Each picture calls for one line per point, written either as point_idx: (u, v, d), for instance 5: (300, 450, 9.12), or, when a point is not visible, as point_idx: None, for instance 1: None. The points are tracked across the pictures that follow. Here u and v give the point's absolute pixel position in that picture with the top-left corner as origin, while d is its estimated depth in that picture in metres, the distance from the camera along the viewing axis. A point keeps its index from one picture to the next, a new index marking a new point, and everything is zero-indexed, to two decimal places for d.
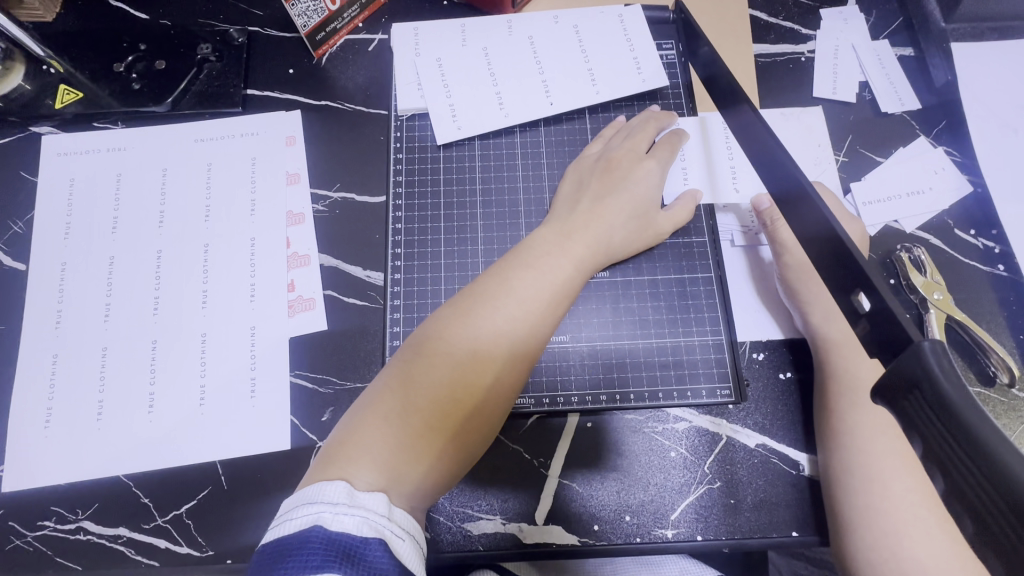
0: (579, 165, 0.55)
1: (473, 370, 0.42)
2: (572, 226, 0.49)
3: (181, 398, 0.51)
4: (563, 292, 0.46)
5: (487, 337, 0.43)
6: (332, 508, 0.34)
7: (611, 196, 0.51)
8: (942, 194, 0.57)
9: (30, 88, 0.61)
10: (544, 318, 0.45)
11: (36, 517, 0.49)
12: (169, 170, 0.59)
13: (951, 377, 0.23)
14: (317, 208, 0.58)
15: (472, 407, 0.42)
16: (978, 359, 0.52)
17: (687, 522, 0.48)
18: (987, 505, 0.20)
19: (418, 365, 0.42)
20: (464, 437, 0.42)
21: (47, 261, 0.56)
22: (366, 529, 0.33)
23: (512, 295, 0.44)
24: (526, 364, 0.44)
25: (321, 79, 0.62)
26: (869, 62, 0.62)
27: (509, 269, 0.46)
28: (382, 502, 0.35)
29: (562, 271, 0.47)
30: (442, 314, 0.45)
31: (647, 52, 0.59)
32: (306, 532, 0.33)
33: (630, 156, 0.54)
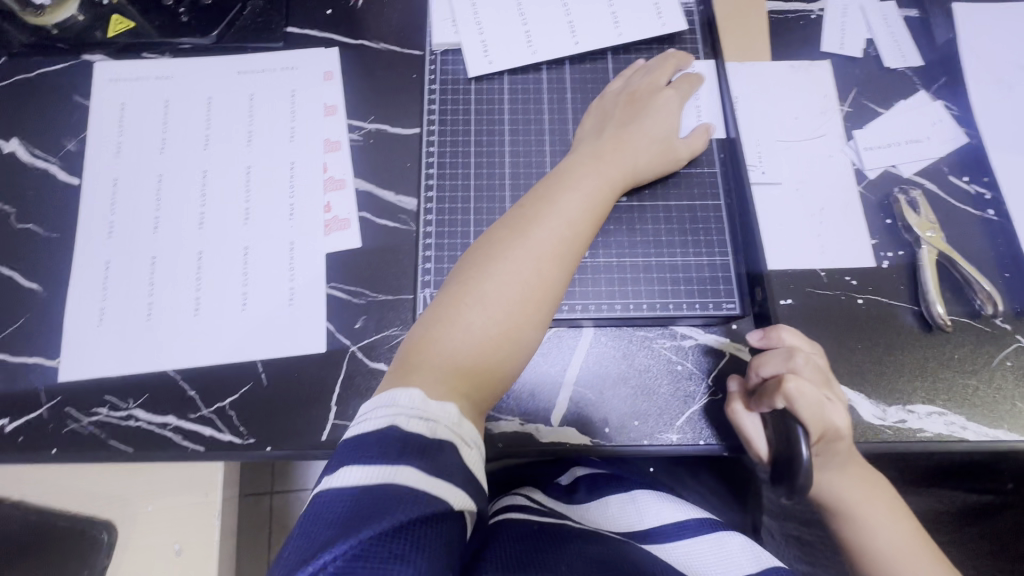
0: (603, 100, 0.59)
1: (527, 282, 0.46)
2: (603, 152, 0.53)
3: (224, 303, 0.55)
4: (598, 210, 0.50)
5: (539, 252, 0.46)
6: (407, 412, 0.38)
7: (635, 127, 0.55)
8: (939, 143, 0.61)
9: (83, 18, 0.65)
10: (585, 236, 0.49)
11: (91, 404, 0.53)
12: (214, 98, 0.63)
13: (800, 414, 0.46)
14: (353, 136, 0.61)
15: (527, 314, 0.45)
16: (965, 293, 0.56)
17: (690, 428, 0.52)
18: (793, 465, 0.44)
19: (474, 280, 0.46)
20: (522, 341, 0.45)
21: (101, 177, 0.60)
22: (438, 433, 0.38)
23: (559, 215, 0.48)
24: (571, 275, 0.48)
25: (357, 19, 0.66)
26: (875, 20, 0.66)
27: (550, 192, 0.50)
28: (452, 411, 0.39)
29: (598, 192, 0.51)
30: (493, 236, 0.48)
31: (667, 0, 0.63)
32: (383, 430, 0.37)
33: (651, 90, 0.57)
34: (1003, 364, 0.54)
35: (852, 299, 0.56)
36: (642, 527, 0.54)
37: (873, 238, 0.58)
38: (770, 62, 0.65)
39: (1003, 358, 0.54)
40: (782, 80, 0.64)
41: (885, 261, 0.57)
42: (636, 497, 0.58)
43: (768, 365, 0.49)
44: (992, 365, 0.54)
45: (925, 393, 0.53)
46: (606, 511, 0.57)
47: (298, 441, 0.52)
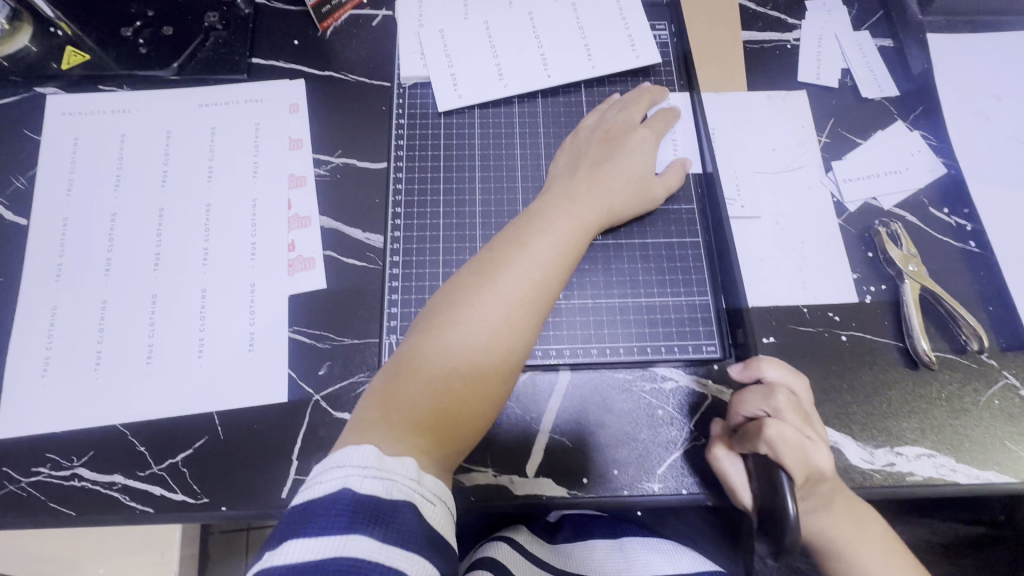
0: (579, 135, 0.57)
1: (498, 331, 0.43)
2: (577, 190, 0.52)
3: (179, 350, 0.52)
4: (573, 253, 0.49)
5: (511, 298, 0.44)
6: (360, 472, 0.35)
7: (611, 164, 0.54)
8: (917, 174, 0.60)
9: (37, 50, 0.62)
10: (559, 279, 0.47)
11: (31, 463, 0.49)
12: (173, 133, 0.60)
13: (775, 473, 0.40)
14: (319, 172, 0.59)
15: (498, 365, 0.43)
16: (951, 328, 0.55)
17: (672, 477, 0.49)
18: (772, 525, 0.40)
19: (442, 326, 0.43)
20: (491, 394, 0.43)
21: (50, 217, 0.56)
22: (395, 493, 0.35)
23: (532, 258, 0.46)
24: (544, 323, 0.46)
25: (325, 50, 0.64)
26: (851, 51, 0.66)
27: (524, 233, 0.48)
28: (411, 467, 0.37)
29: (572, 233, 0.49)
30: (464, 277, 0.46)
31: (640, 31, 0.62)
32: (334, 493, 0.34)
33: (626, 127, 0.56)
34: (991, 401, 0.53)
35: (835, 336, 0.54)
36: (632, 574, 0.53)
37: (854, 272, 0.57)
38: (746, 93, 0.64)
39: (991, 396, 0.53)
40: (758, 111, 0.63)
41: (868, 296, 0.56)
42: (624, 545, 0.57)
43: (749, 400, 0.47)
44: (980, 403, 0.52)
45: (913, 434, 0.51)
46: (593, 557, 0.56)
47: (255, 500, 0.49)
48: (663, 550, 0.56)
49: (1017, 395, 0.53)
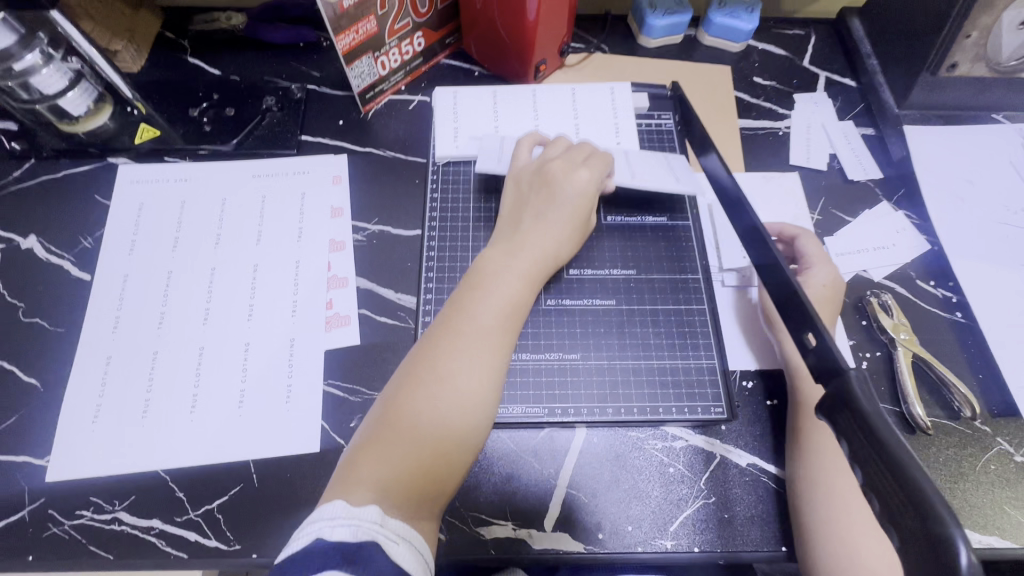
0: (517, 175, 0.62)
1: (459, 374, 0.47)
2: (522, 234, 0.57)
3: (221, 400, 0.56)
4: (523, 291, 0.53)
5: (470, 337, 0.49)
6: (330, 522, 0.39)
7: (547, 212, 0.58)
8: (904, 250, 0.66)
9: (113, 125, 0.70)
10: (515, 319, 0.52)
11: (75, 506, 0.52)
12: (228, 200, 0.67)
13: (867, 396, 0.35)
14: (356, 237, 0.65)
15: (462, 406, 0.47)
16: (944, 394, 0.58)
17: (684, 534, 0.51)
18: (902, 508, 0.30)
19: (413, 375, 0.48)
20: (461, 435, 0.46)
21: (112, 273, 0.62)
22: (360, 535, 0.39)
23: (488, 299, 0.51)
24: (506, 356, 0.50)
25: (367, 130, 0.72)
26: (838, 139, 0.73)
27: (477, 284, 0.53)
28: (376, 512, 0.41)
29: (524, 277, 0.54)
30: (431, 332, 0.51)
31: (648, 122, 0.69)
32: (308, 545, 0.38)
33: (565, 166, 0.60)
34: (987, 466, 0.55)
35: None
36: None
37: (850, 339, 0.61)
38: (744, 173, 0.71)
39: (987, 461, 0.55)
40: (756, 189, 0.69)
41: (864, 361, 0.60)
42: None
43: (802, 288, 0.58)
44: (977, 468, 0.55)
45: None
46: None
47: (284, 548, 0.51)
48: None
49: (1012, 461, 0.55)
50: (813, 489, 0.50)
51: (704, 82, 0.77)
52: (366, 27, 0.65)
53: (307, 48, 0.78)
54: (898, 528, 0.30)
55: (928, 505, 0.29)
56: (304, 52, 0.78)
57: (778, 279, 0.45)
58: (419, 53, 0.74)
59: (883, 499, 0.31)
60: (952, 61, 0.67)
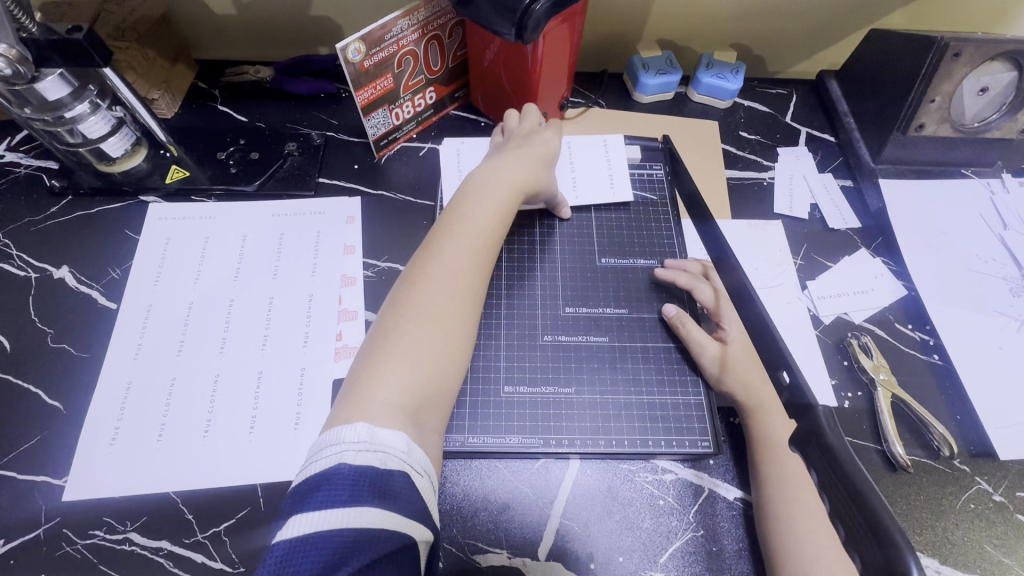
0: (494, 146, 0.71)
1: (447, 296, 0.52)
2: (501, 171, 0.63)
3: (233, 424, 0.59)
4: (501, 215, 0.60)
5: (449, 259, 0.54)
6: (354, 447, 0.41)
7: (523, 152, 0.66)
8: (882, 294, 0.70)
9: (146, 166, 0.76)
10: (492, 240, 0.58)
11: (88, 526, 0.54)
12: (249, 236, 0.72)
13: (834, 432, 0.38)
14: (367, 273, 0.70)
15: (450, 317, 0.51)
16: (924, 433, 0.61)
17: (674, 566, 0.53)
18: (860, 531, 0.32)
19: (402, 301, 0.52)
20: (451, 345, 0.51)
21: (137, 302, 0.66)
22: (389, 463, 0.42)
23: (467, 228, 0.57)
24: (484, 274, 0.56)
25: (380, 174, 0.78)
26: (818, 189, 0.79)
27: (450, 217, 0.58)
28: (400, 441, 0.43)
29: (499, 205, 0.60)
30: (410, 269, 0.54)
31: (620, 175, 0.76)
32: (335, 466, 0.41)
33: (531, 129, 0.71)
34: (968, 505, 0.57)
35: None
36: None
37: (832, 378, 0.64)
38: (730, 219, 0.76)
39: (966, 499, 0.57)
40: (742, 235, 0.74)
41: (846, 401, 0.63)
42: None
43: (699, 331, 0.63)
44: (957, 506, 0.57)
45: None
46: None
47: None
48: None
49: (990, 499, 0.57)
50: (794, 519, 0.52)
51: (694, 135, 0.83)
52: (384, 84, 0.71)
53: (328, 99, 0.85)
54: (854, 547, 0.33)
55: (885, 531, 0.31)
56: (324, 102, 0.85)
57: (754, 319, 0.49)
58: (430, 106, 0.81)
59: (844, 522, 0.34)
60: (919, 122, 0.73)
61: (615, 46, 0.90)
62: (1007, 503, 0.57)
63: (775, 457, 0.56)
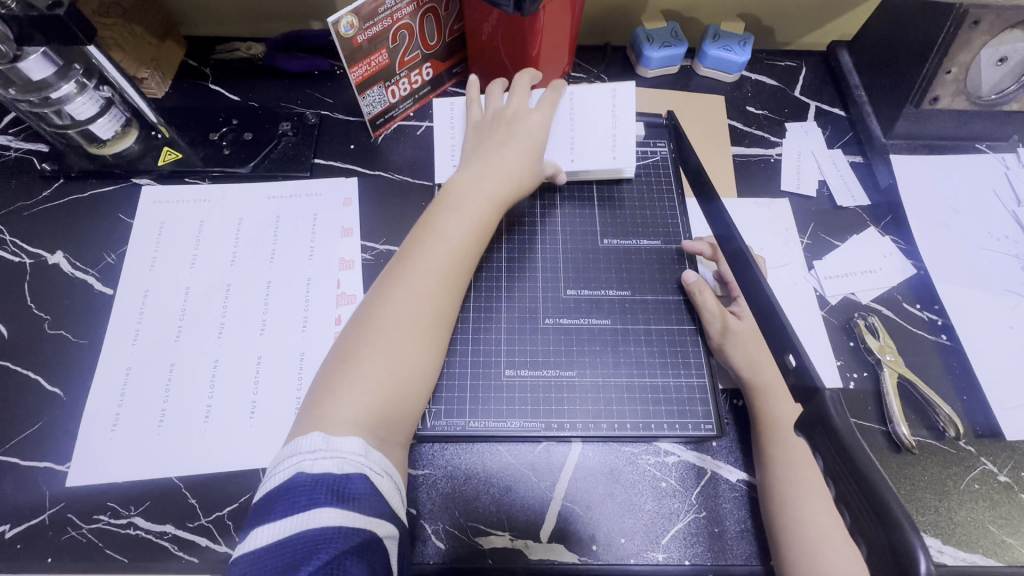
0: (476, 122, 0.67)
1: (412, 319, 0.52)
2: (482, 172, 0.62)
3: (234, 410, 0.59)
4: (476, 229, 0.59)
5: (418, 278, 0.54)
6: (311, 456, 0.43)
7: (508, 145, 0.64)
8: (890, 274, 0.69)
9: (138, 148, 0.74)
10: (462, 258, 0.57)
11: (93, 511, 0.54)
12: (244, 220, 0.70)
13: (840, 415, 0.37)
14: (365, 256, 0.69)
15: (413, 337, 0.52)
16: (930, 414, 0.60)
17: (675, 547, 0.53)
18: (866, 517, 0.32)
19: (369, 319, 0.52)
20: (414, 370, 0.51)
21: (133, 288, 0.65)
22: (344, 467, 0.43)
23: (439, 241, 0.56)
24: (453, 296, 0.55)
25: (377, 154, 0.76)
26: (826, 165, 0.76)
27: (428, 228, 0.58)
28: (357, 445, 0.44)
29: (476, 216, 0.59)
30: (385, 275, 0.55)
31: (624, 132, 0.69)
32: (290, 478, 0.42)
33: (518, 107, 0.67)
34: (973, 486, 0.57)
35: None
36: None
37: (838, 359, 0.63)
38: (736, 198, 0.74)
39: (971, 480, 0.57)
40: (748, 214, 0.72)
41: (851, 382, 0.62)
42: None
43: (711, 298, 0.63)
44: (961, 487, 0.57)
45: None
46: None
47: None
48: None
49: (995, 479, 0.57)
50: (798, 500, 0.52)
51: (699, 111, 0.80)
52: (378, 60, 0.69)
53: (322, 76, 0.83)
54: (863, 537, 0.33)
55: (890, 516, 0.31)
56: (318, 80, 0.83)
57: (759, 302, 0.48)
58: (428, 82, 0.78)
59: (852, 511, 0.34)
60: (933, 95, 0.70)
61: (619, 18, 0.87)
62: (1012, 483, 0.57)
63: (779, 439, 0.55)
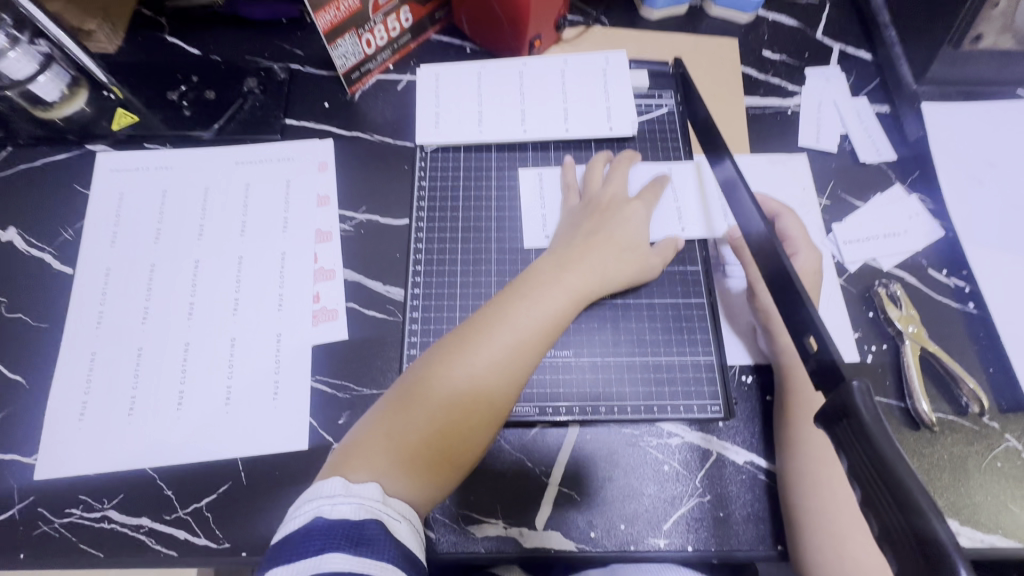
0: (574, 211, 0.61)
1: (464, 397, 0.47)
2: (570, 257, 0.56)
3: (207, 396, 0.55)
4: (555, 316, 0.52)
5: (485, 352, 0.48)
6: (331, 500, 0.40)
7: (605, 232, 0.58)
8: (916, 237, 0.63)
9: (90, 111, 0.67)
10: (536, 345, 0.50)
11: (64, 504, 0.52)
12: (210, 188, 0.64)
13: (869, 409, 0.33)
14: (343, 227, 0.63)
15: (464, 415, 0.47)
16: (952, 389, 0.56)
17: (678, 533, 0.51)
18: (898, 526, 0.28)
19: (424, 376, 0.48)
20: (454, 452, 0.46)
21: (94, 266, 0.61)
22: (362, 513, 0.40)
23: (515, 315, 0.51)
24: (517, 385, 0.49)
25: (353, 112, 0.69)
26: (849, 117, 0.69)
27: (514, 296, 0.52)
28: (376, 490, 0.42)
29: (562, 302, 0.53)
30: (454, 335, 0.51)
31: (619, 105, 0.67)
32: (309, 522, 0.39)
33: (619, 201, 0.61)
34: (995, 464, 0.53)
35: None
36: None
37: (856, 331, 0.59)
38: (749, 155, 0.67)
39: (994, 458, 0.53)
40: (762, 173, 0.66)
41: (869, 355, 0.58)
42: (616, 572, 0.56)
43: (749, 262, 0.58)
44: (983, 465, 0.53)
45: None
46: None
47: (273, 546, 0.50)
48: None
49: (1020, 457, 0.54)
50: (810, 484, 0.49)
51: (710, 57, 0.73)
52: (348, 3, 0.61)
53: (290, 24, 0.74)
54: (892, 545, 0.29)
55: (926, 526, 0.27)
56: (286, 29, 0.74)
57: (779, 277, 0.43)
58: (407, 30, 0.70)
59: (879, 515, 0.30)
60: (976, 35, 0.63)
61: None
62: None
63: (791, 419, 0.52)
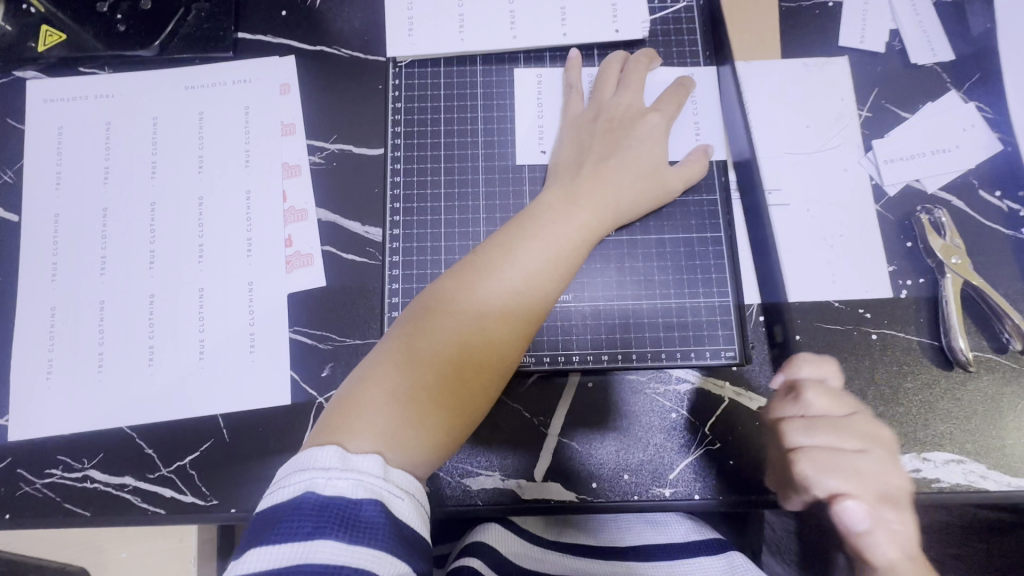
0: (576, 125, 0.53)
1: (473, 347, 0.41)
2: (580, 189, 0.48)
3: (179, 351, 0.51)
4: (571, 255, 0.45)
5: (494, 297, 0.42)
6: (325, 474, 0.33)
7: (616, 155, 0.50)
8: (968, 152, 0.55)
9: (11, 29, 0.58)
10: (549, 288, 0.44)
11: (44, 465, 0.50)
12: (160, 118, 0.56)
13: None
14: (313, 159, 0.56)
15: (472, 368, 0.40)
16: (992, 325, 0.50)
17: (685, 483, 0.48)
18: None
19: (424, 323, 0.41)
20: (462, 410, 0.40)
21: (41, 212, 0.55)
22: (360, 491, 0.33)
23: (526, 253, 0.43)
24: (529, 334, 0.43)
25: (316, 21, 0.59)
26: (902, 7, 0.58)
27: (522, 233, 0.45)
28: (377, 463, 0.35)
29: (576, 239, 0.46)
30: (452, 278, 0.43)
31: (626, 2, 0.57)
32: (298, 497, 0.33)
33: (628, 111, 0.52)
34: None
35: (865, 334, 0.51)
36: (624, 542, 0.53)
37: (891, 264, 0.52)
38: (780, 60, 0.57)
39: None
40: (793, 81, 0.57)
41: (903, 291, 0.52)
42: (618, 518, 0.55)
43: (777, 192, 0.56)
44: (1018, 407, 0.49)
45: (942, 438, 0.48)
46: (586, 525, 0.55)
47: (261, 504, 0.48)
48: (656, 519, 0.55)
49: None
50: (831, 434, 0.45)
51: None
52: None
53: None
54: None
55: None
56: None
57: None
58: None
59: None
60: None
61: None
62: None
63: None
